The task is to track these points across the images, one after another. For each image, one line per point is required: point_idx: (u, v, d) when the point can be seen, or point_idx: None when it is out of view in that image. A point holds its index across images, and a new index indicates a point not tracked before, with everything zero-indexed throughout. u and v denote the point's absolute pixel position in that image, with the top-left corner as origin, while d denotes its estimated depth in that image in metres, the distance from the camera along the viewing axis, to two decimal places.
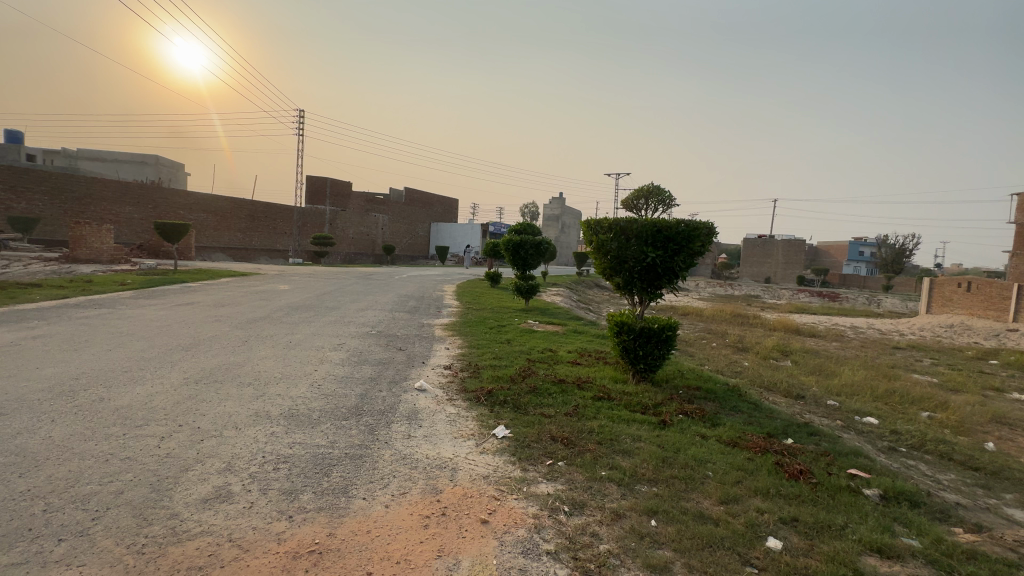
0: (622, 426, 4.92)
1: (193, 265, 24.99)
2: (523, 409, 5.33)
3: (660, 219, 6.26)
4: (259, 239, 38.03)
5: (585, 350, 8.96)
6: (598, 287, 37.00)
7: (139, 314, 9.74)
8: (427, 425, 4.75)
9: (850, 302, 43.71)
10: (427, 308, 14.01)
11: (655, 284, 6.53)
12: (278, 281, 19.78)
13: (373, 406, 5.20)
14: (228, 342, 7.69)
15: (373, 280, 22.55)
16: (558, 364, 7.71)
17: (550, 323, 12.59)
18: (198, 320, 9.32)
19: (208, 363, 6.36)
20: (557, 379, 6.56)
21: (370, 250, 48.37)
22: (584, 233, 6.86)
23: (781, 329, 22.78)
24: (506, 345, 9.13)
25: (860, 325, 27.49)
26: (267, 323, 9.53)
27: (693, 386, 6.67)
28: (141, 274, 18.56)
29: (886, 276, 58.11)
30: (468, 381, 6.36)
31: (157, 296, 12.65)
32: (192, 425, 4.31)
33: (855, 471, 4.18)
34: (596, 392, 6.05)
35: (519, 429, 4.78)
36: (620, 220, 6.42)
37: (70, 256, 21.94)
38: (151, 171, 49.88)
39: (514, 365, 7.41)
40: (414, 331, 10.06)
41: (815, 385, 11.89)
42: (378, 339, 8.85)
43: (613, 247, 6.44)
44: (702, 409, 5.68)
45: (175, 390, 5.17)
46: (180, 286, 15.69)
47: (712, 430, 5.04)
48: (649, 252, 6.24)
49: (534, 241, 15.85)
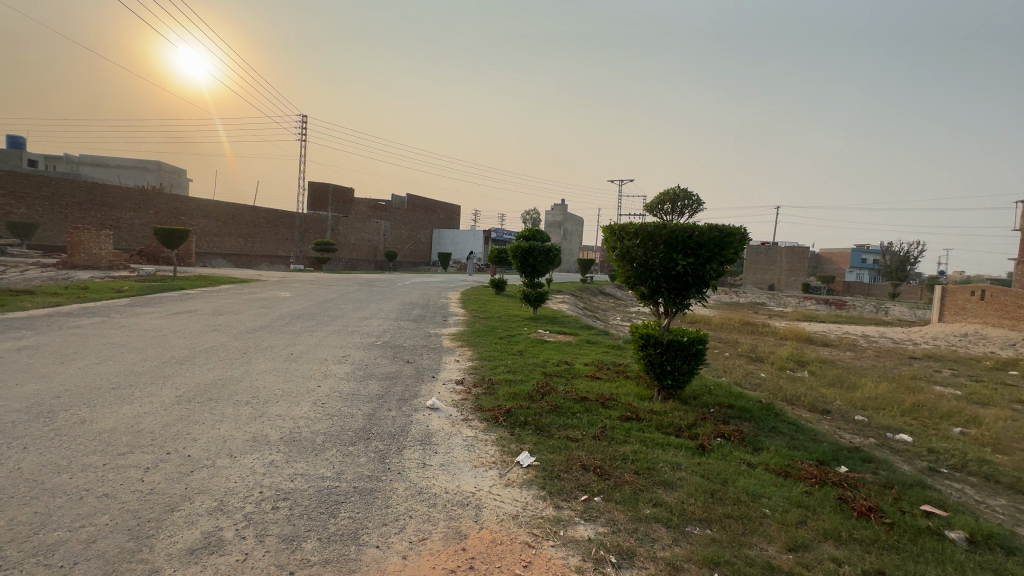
0: (658, 452, 4.45)
1: (194, 271, 24.64)
2: (547, 431, 4.86)
3: (691, 224, 5.79)
4: (261, 246, 37.70)
5: (602, 363, 8.48)
6: (603, 294, 36.54)
7: (134, 323, 9.30)
8: (443, 452, 4.28)
9: (857, 309, 43.21)
10: (433, 316, 13.55)
11: (684, 294, 6.06)
12: (280, 288, 19.41)
13: (382, 429, 4.72)
14: (227, 354, 7.23)
15: (377, 287, 22.21)
16: (577, 378, 7.23)
17: (561, 333, 12.12)
18: (195, 329, 8.88)
19: (204, 378, 5.90)
20: (578, 396, 6.09)
21: (372, 256, 47.99)
22: (607, 239, 6.39)
23: (792, 338, 22.30)
24: (520, 358, 8.64)
25: (872, 334, 26.99)
26: (268, 333, 9.09)
27: (724, 403, 6.20)
28: (140, 281, 18.20)
29: (892, 284, 57.60)
30: (483, 399, 5.88)
31: (154, 304, 12.24)
32: (182, 453, 3.84)
33: (929, 508, 3.71)
34: (623, 411, 5.58)
35: (546, 455, 4.30)
36: (647, 224, 5.94)
37: (69, 262, 21.58)
38: (154, 176, 49.77)
39: (530, 380, 6.93)
40: (422, 341, 9.59)
41: (838, 398, 11.39)
42: (385, 351, 8.39)
43: (639, 254, 5.97)
44: (739, 430, 5.22)
45: (165, 411, 4.70)
46: (179, 293, 15.31)
47: (757, 456, 4.56)
48: (679, 260, 5.77)
49: (543, 248, 15.42)
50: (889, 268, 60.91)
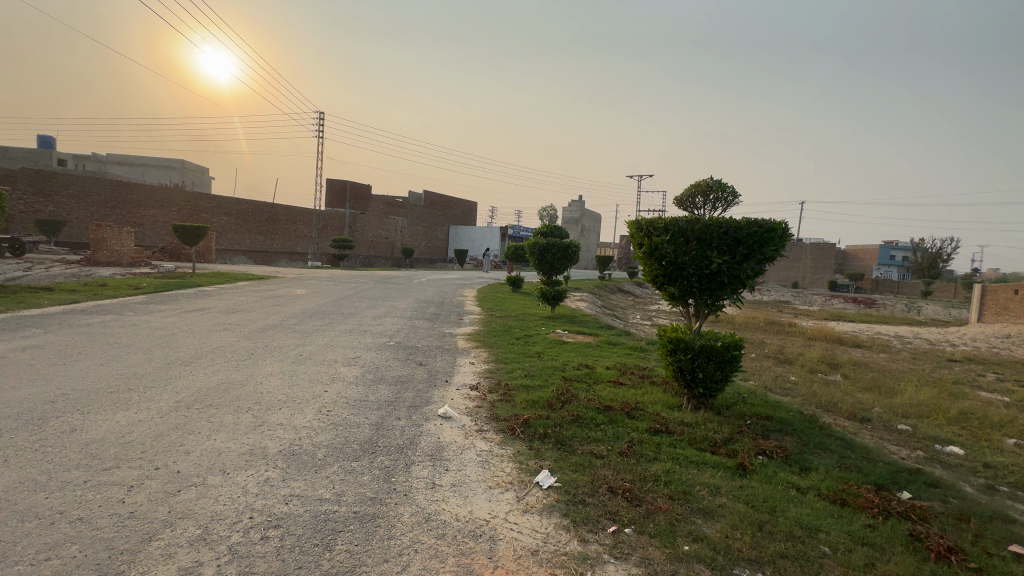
0: (694, 473, 3.99)
1: (212, 268, 24.81)
2: (569, 446, 4.43)
3: (726, 218, 5.28)
4: (280, 242, 37.98)
5: (625, 367, 8.00)
6: (621, 291, 35.81)
7: (145, 322, 9.15)
8: (455, 470, 3.89)
9: (888, 308, 41.66)
10: (447, 315, 13.20)
11: (717, 294, 5.56)
12: (296, 285, 19.35)
13: (390, 441, 4.35)
14: (233, 355, 6.97)
15: (393, 284, 22.01)
16: (599, 384, 6.77)
17: (581, 333, 11.65)
18: (204, 328, 8.68)
19: (207, 381, 5.63)
20: (601, 404, 5.64)
21: (389, 253, 48.03)
22: (633, 235, 5.90)
23: (822, 338, 21.41)
24: (538, 360, 8.20)
25: (906, 334, 25.78)
26: (278, 332, 8.85)
27: (761, 414, 5.68)
28: (159, 277, 18.33)
29: (924, 282, 55.45)
30: (499, 407, 5.47)
31: (169, 301, 12.17)
32: (171, 469, 3.52)
33: (1018, 549, 3.19)
34: (651, 423, 5.12)
35: (569, 474, 3.88)
36: (678, 219, 5.44)
37: (92, 259, 21.88)
38: (177, 174, 50.64)
39: (549, 386, 6.48)
40: (435, 342, 9.22)
41: (877, 405, 10.68)
42: (397, 352, 8.05)
43: (669, 251, 5.46)
44: (782, 446, 4.72)
45: (160, 419, 4.41)
46: (195, 290, 15.30)
47: (806, 479, 4.05)
48: (715, 258, 5.27)
49: (561, 244, 14.91)
50: (921, 266, 58.58)
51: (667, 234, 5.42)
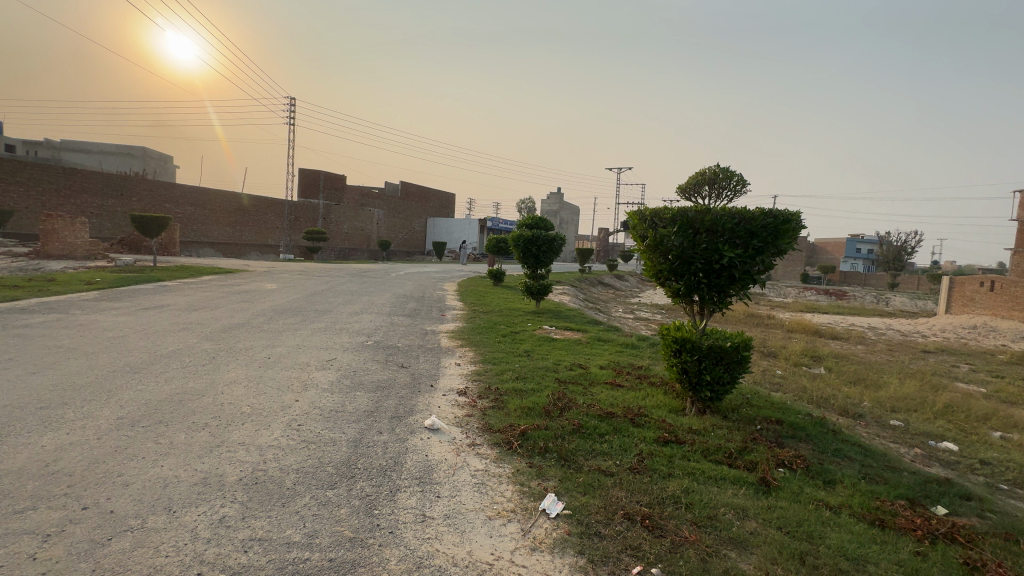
0: (716, 492, 3.58)
1: (176, 261, 23.46)
2: (574, 463, 3.97)
3: (739, 209, 4.86)
4: (250, 234, 36.43)
5: (620, 366, 7.58)
6: (602, 284, 35.64)
7: (94, 321, 8.28)
8: (448, 497, 3.37)
9: (858, 300, 42.87)
10: (428, 310, 12.61)
11: (726, 290, 5.17)
12: (267, 279, 18.38)
13: (372, 462, 3.81)
14: (192, 360, 6.26)
15: (370, 278, 21.22)
16: (595, 386, 6.34)
17: (568, 329, 11.23)
18: (162, 329, 7.90)
19: (159, 392, 4.94)
20: (601, 410, 5.20)
21: (365, 245, 46.79)
22: (635, 226, 5.43)
23: (801, 330, 21.62)
24: (528, 359, 7.72)
25: (878, 325, 26.35)
26: (245, 332, 8.13)
27: (769, 418, 5.34)
28: (116, 271, 17.11)
29: (890, 274, 57.31)
30: (492, 416, 4.97)
31: (125, 298, 11.20)
32: (103, 508, 2.90)
33: None
34: (658, 432, 4.71)
35: (578, 498, 3.41)
36: (686, 209, 5.00)
37: (42, 252, 20.36)
38: (139, 162, 48.12)
39: (544, 389, 6.00)
40: (417, 341, 8.63)
41: (866, 398, 10.61)
42: (375, 352, 7.45)
43: (676, 244, 5.01)
44: (801, 456, 4.36)
45: (97, 441, 3.74)
46: (155, 285, 14.26)
47: (835, 496, 3.69)
48: (726, 251, 4.86)
49: (546, 236, 14.39)
50: (887, 258, 60.55)
51: (675, 226, 4.97)
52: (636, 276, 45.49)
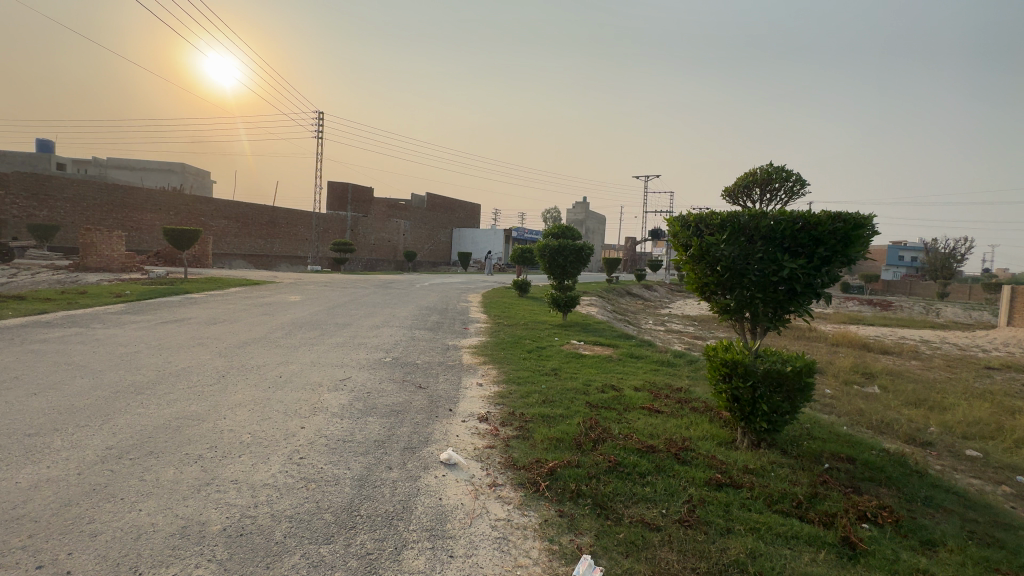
0: (791, 559, 2.91)
1: (207, 273, 23.89)
2: (612, 513, 3.37)
3: (801, 213, 4.22)
4: (280, 246, 37.11)
5: (657, 388, 6.90)
6: (630, 294, 34.64)
7: (112, 335, 8.13)
8: (463, 557, 2.83)
9: (904, 310, 40.44)
10: (451, 323, 12.16)
11: (785, 307, 4.49)
12: (292, 291, 18.38)
13: (378, 507, 3.30)
14: (200, 379, 5.94)
15: (394, 289, 21.05)
16: (631, 412, 5.70)
17: (598, 344, 10.56)
18: (178, 344, 7.68)
19: (157, 417, 4.59)
20: (640, 442, 4.58)
21: (391, 256, 47.10)
22: (678, 234, 4.82)
23: (846, 344, 20.23)
24: (555, 379, 7.12)
25: (932, 339, 24.54)
26: (260, 347, 7.82)
27: (837, 454, 4.62)
28: (147, 283, 17.39)
29: (938, 283, 54.08)
30: (516, 448, 4.41)
31: (148, 311, 11.16)
32: (60, 568, 2.48)
33: None
34: (709, 471, 4.06)
35: (618, 562, 2.82)
36: (738, 215, 4.38)
37: (81, 265, 20.98)
38: (178, 178, 50.07)
39: (574, 415, 5.40)
40: (437, 357, 8.14)
41: (933, 423, 9.52)
42: (392, 371, 6.99)
43: (727, 254, 4.39)
44: (886, 506, 3.65)
45: (76, 478, 3.36)
46: (181, 297, 14.32)
47: (942, 566, 2.97)
48: (786, 262, 4.21)
49: (573, 245, 13.73)
50: (935, 266, 57.23)
51: (726, 232, 4.34)
52: (665, 286, 44.23)
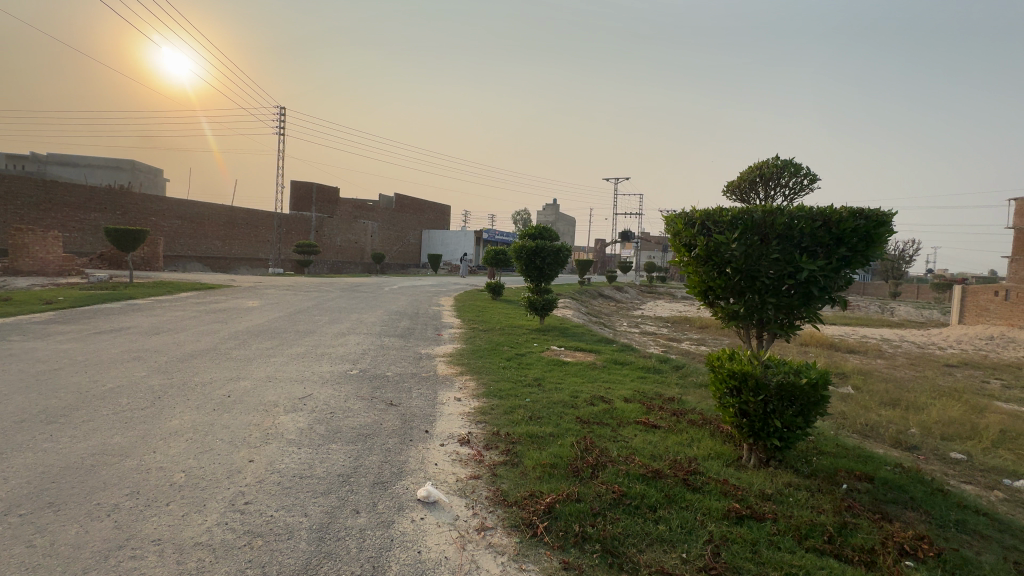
0: None
1: (156, 277, 22.20)
2: (624, 564, 2.84)
3: (818, 209, 3.82)
4: (239, 248, 35.20)
5: (648, 399, 6.43)
6: (602, 296, 34.56)
7: (30, 349, 7.06)
8: None
9: (861, 310, 42.13)
10: (423, 329, 11.44)
11: (798, 313, 4.08)
12: (250, 296, 17.16)
13: (341, 570, 2.65)
14: (131, 401, 5.07)
15: (362, 293, 20.04)
16: (625, 427, 5.22)
17: (579, 350, 10.09)
18: (109, 359, 6.69)
19: (68, 453, 3.77)
20: (643, 465, 4.09)
21: (358, 259, 45.62)
22: (680, 233, 4.37)
23: (816, 343, 20.56)
24: (540, 391, 6.57)
25: (892, 337, 25.34)
26: (208, 361, 6.93)
27: (853, 471, 4.26)
28: (85, 288, 15.84)
29: (890, 283, 56.74)
30: (505, 479, 3.84)
31: (81, 320, 9.95)
32: None
33: None
34: (725, 501, 3.59)
35: None
36: (750, 211, 3.94)
37: (10, 268, 19.06)
38: (127, 175, 47.02)
39: (564, 434, 4.86)
40: (409, 368, 7.44)
41: (913, 425, 9.47)
42: (360, 386, 6.27)
43: (738, 255, 3.95)
44: (924, 536, 3.27)
45: None
46: (123, 304, 12.99)
47: None
48: (804, 263, 3.80)
49: (551, 248, 13.16)
50: (886, 266, 60.10)
51: (738, 230, 3.90)
52: (635, 287, 44.50)
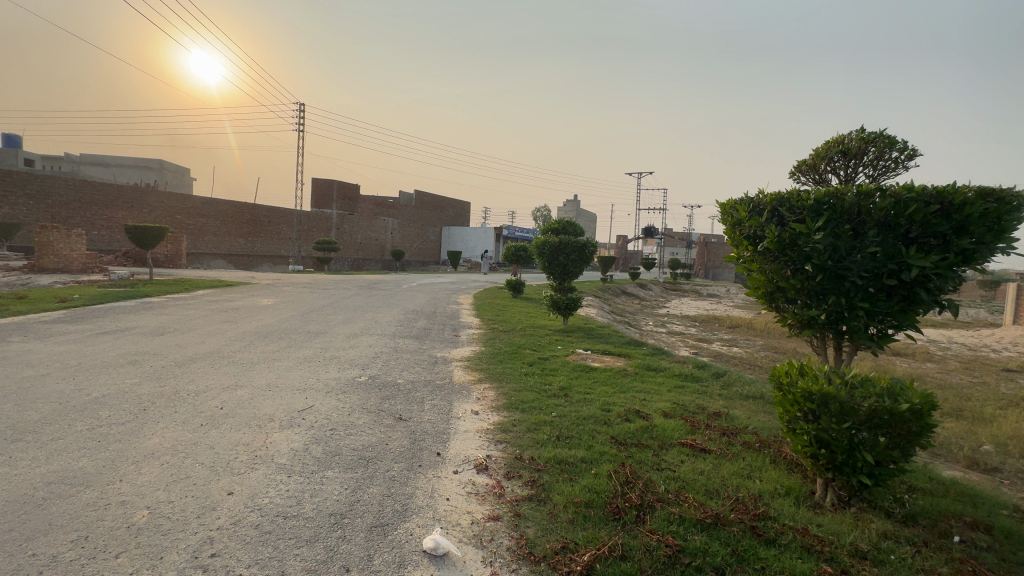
0: None
1: (176, 274, 22.19)
2: None
3: (932, 188, 3.01)
4: (261, 245, 35.32)
5: (690, 414, 5.64)
6: (626, 294, 33.52)
7: (25, 351, 6.68)
8: None
9: None
10: (440, 330, 10.82)
11: (894, 321, 3.27)
12: (267, 293, 16.82)
13: None
14: (111, 414, 4.55)
15: (380, 290, 19.61)
16: (668, 451, 4.48)
17: (606, 353, 9.32)
18: (103, 364, 6.22)
19: (20, 483, 3.24)
20: (700, 506, 3.34)
21: (378, 256, 45.51)
22: (743, 223, 3.62)
23: None
24: (567, 402, 5.87)
25: (939, 338, 23.69)
26: (208, 366, 6.41)
27: (961, 518, 3.44)
28: (103, 286, 15.71)
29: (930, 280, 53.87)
30: (531, 524, 3.16)
31: (89, 319, 9.61)
32: None
33: None
34: (811, 564, 2.82)
35: None
36: (841, 192, 3.16)
37: (36, 265, 19.21)
38: (155, 174, 47.89)
39: (599, 460, 4.15)
40: (422, 375, 6.80)
41: (986, 440, 8.40)
42: (368, 396, 5.66)
43: (822, 248, 3.17)
44: None
45: None
46: (137, 302, 12.72)
47: None
48: (911, 258, 3.00)
49: (576, 244, 12.35)
50: None
51: (823, 218, 3.14)
52: (659, 285, 43.22)
